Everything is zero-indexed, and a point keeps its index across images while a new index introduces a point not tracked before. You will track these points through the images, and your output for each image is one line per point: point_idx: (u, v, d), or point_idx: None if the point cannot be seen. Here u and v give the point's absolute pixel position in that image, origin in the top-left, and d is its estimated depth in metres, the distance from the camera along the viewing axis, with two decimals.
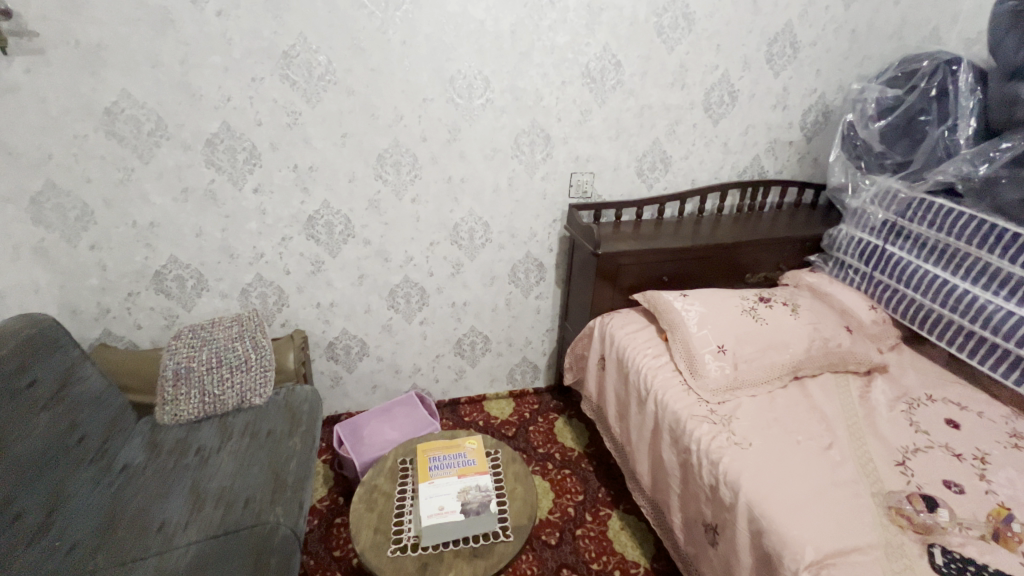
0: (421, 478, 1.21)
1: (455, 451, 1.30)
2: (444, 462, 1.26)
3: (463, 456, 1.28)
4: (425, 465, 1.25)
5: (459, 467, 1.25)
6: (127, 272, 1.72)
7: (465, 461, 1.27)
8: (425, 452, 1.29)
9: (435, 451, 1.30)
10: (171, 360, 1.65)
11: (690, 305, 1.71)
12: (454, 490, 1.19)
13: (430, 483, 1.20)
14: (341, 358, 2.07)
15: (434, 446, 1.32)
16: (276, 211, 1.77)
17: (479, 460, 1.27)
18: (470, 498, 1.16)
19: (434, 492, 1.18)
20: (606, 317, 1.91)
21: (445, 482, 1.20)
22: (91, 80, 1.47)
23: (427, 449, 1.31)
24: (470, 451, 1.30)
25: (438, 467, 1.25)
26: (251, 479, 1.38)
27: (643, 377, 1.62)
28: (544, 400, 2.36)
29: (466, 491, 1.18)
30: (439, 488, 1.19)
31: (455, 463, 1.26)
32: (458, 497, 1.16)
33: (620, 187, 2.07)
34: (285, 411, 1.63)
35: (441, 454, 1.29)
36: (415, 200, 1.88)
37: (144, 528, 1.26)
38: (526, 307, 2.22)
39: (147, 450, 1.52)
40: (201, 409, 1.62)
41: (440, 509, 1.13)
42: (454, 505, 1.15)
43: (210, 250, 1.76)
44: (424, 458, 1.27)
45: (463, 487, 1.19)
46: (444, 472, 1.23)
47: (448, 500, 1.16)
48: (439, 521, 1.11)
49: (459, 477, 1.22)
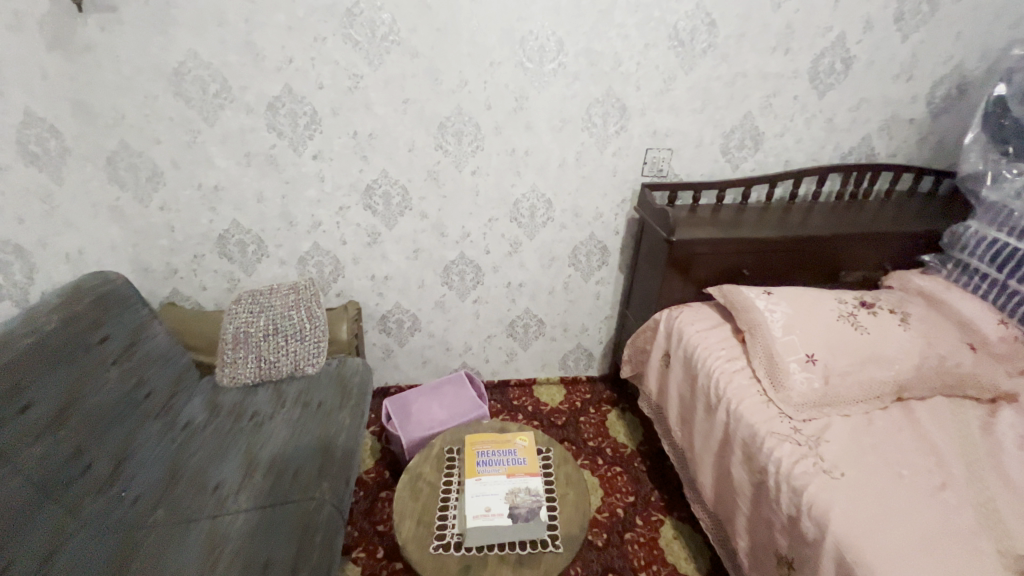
0: (467, 474, 1.13)
1: (503, 447, 1.21)
2: (491, 457, 1.18)
3: (513, 452, 1.19)
4: (472, 459, 1.17)
5: (509, 464, 1.16)
6: (194, 234, 1.75)
7: (515, 460, 1.17)
8: (471, 444, 1.22)
9: (480, 443, 1.22)
10: (232, 323, 1.68)
11: (775, 306, 1.52)
12: (503, 490, 1.10)
13: (477, 479, 1.12)
14: (393, 331, 2.05)
15: (483, 437, 1.25)
16: (335, 179, 1.72)
17: (532, 460, 1.17)
18: (522, 502, 1.07)
19: (479, 491, 1.09)
20: (675, 310, 1.74)
21: (493, 481, 1.12)
22: (160, 38, 1.46)
23: (472, 440, 1.24)
24: (520, 449, 1.21)
25: (484, 461, 1.17)
26: (301, 450, 1.36)
27: (714, 381, 1.46)
28: (597, 389, 2.24)
29: (517, 494, 1.09)
30: (486, 487, 1.10)
31: (504, 459, 1.18)
32: (508, 500, 1.08)
33: (701, 166, 1.86)
34: (336, 383, 1.62)
35: (487, 448, 1.21)
36: (476, 173, 1.78)
37: (200, 488, 1.28)
38: (585, 292, 2.08)
39: (208, 409, 1.56)
40: (256, 374, 1.64)
41: (488, 511, 1.05)
42: (502, 508, 1.06)
43: (270, 216, 1.76)
44: (471, 451, 1.20)
45: (513, 487, 1.10)
46: (492, 470, 1.14)
47: (496, 501, 1.07)
48: (487, 524, 1.03)
49: (508, 477, 1.13)
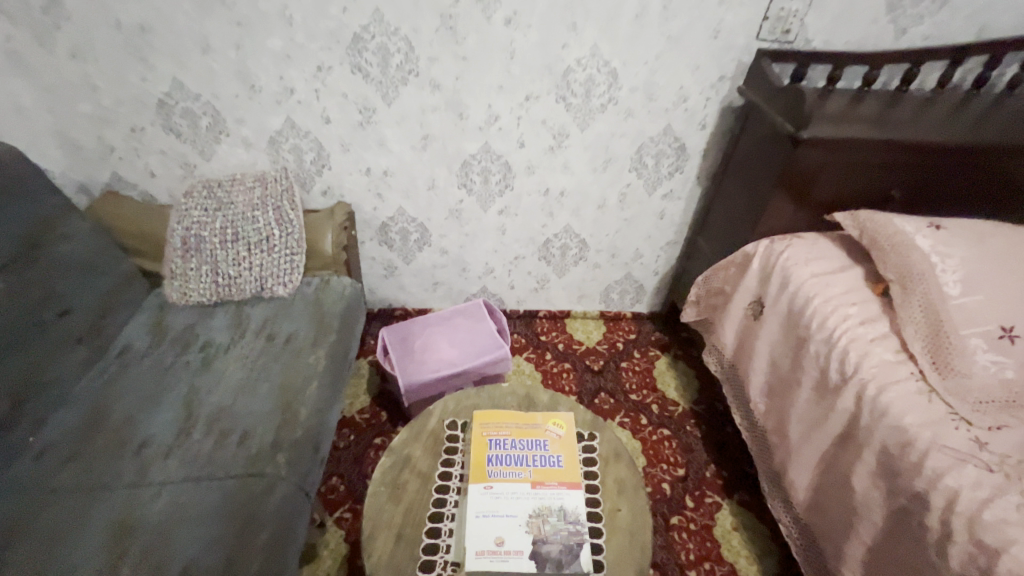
0: (472, 478, 0.81)
1: (527, 436, 0.87)
2: (508, 451, 0.84)
3: (540, 446, 0.86)
4: (480, 453, 0.84)
5: (534, 466, 0.82)
6: (125, 98, 1.29)
7: (546, 460, 0.84)
8: (481, 427, 0.89)
9: (492, 428, 0.88)
10: (179, 224, 1.28)
11: (949, 249, 1.01)
12: (524, 509, 0.77)
13: (489, 488, 0.79)
14: (396, 244, 1.63)
15: (499, 417, 0.91)
16: (308, 23, 1.20)
17: (571, 463, 0.83)
18: (551, 534, 0.74)
19: (487, 507, 0.77)
20: (780, 242, 1.23)
21: (509, 493, 0.79)
22: None
23: (482, 420, 0.90)
24: (551, 442, 0.87)
25: (498, 459, 0.83)
26: (255, 403, 1.02)
27: (839, 353, 1.00)
28: (644, 330, 1.83)
29: (545, 520, 0.76)
30: (498, 502, 0.77)
31: (527, 456, 0.84)
32: (530, 526, 0.75)
33: (848, 28, 1.24)
34: (313, 311, 1.24)
35: (503, 435, 0.87)
36: (511, 22, 1.21)
37: (123, 444, 0.97)
38: (646, 209, 1.58)
39: (152, 333, 1.22)
40: (212, 291, 1.27)
41: (498, 545, 0.72)
42: (520, 542, 0.73)
43: (224, 77, 1.27)
44: (480, 439, 0.87)
45: (538, 504, 0.77)
46: (509, 473, 0.81)
47: (512, 527, 0.75)
48: (496, 567, 0.71)
49: (531, 487, 0.79)
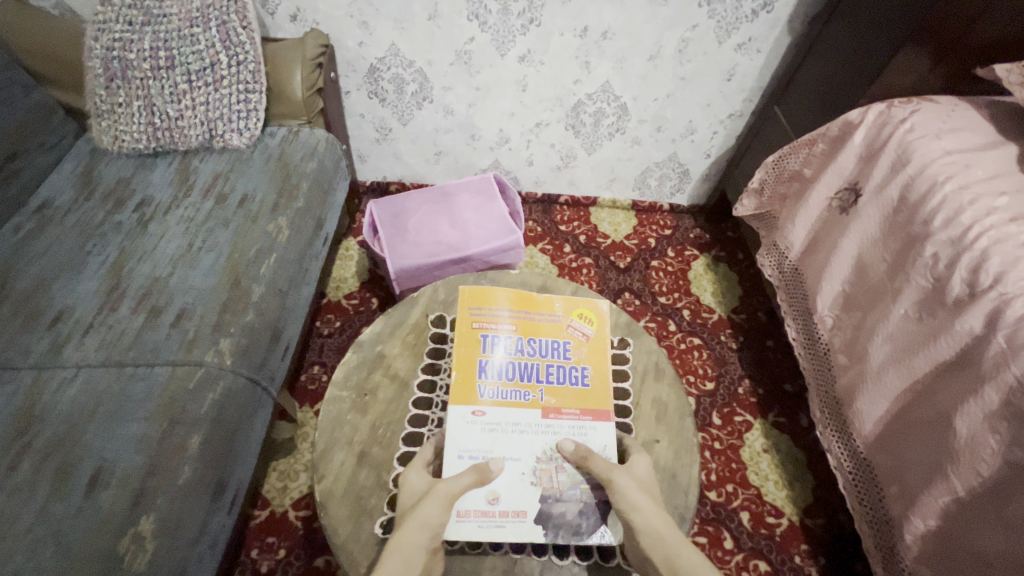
0: (457, 400, 0.62)
1: (538, 335, 0.69)
2: (510, 355, 0.66)
3: (557, 353, 0.67)
4: (471, 359, 0.65)
5: (547, 384, 0.65)
6: None
7: (565, 375, 0.66)
8: (474, 316, 0.68)
9: (490, 320, 0.68)
10: (96, 40, 0.97)
11: None
12: (530, 450, 0.60)
13: (481, 413, 0.62)
14: (389, 98, 1.30)
15: (500, 302, 0.70)
16: None
17: (598, 382, 0.66)
18: (567, 489, 0.58)
19: (477, 446, 0.59)
20: (904, 105, 0.90)
21: (509, 423, 0.61)
22: None
23: (473, 305, 0.69)
24: (573, 346, 0.68)
25: (496, 370, 0.65)
26: (198, 277, 0.81)
27: (971, 258, 0.74)
28: (682, 225, 1.55)
29: (560, 468, 0.59)
30: (493, 438, 0.60)
31: (538, 365, 0.66)
32: (537, 477, 0.59)
33: None
34: (276, 169, 0.98)
35: (505, 333, 0.68)
36: None
37: (33, 315, 0.77)
38: (712, 64, 1.21)
39: (79, 184, 0.98)
40: (150, 136, 1.00)
41: (492, 505, 0.57)
42: (521, 505, 0.57)
43: None
44: (472, 335, 0.67)
45: (553, 444, 0.61)
46: (511, 394, 0.63)
47: (513, 476, 0.58)
48: (488, 534, 0.55)
49: (542, 416, 0.62)
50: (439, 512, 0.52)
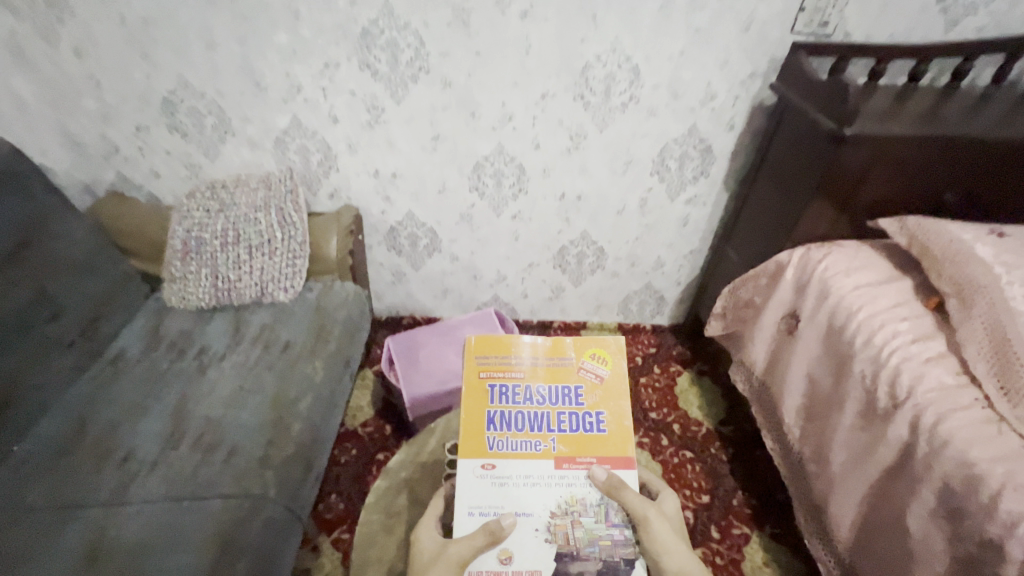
0: (469, 453, 0.66)
1: (547, 383, 0.72)
2: (520, 405, 0.70)
3: (570, 400, 0.70)
4: (480, 412, 0.69)
5: (558, 432, 0.68)
6: (130, 96, 1.25)
7: (579, 423, 0.69)
8: (481, 365, 0.72)
9: (498, 369, 0.72)
10: (180, 225, 1.23)
11: (1014, 258, 0.91)
12: (542, 505, 0.64)
13: (493, 466, 0.66)
14: (405, 250, 1.57)
15: (507, 350, 0.73)
16: (315, 17, 1.15)
17: (612, 426, 0.69)
18: (585, 547, 0.62)
19: (487, 502, 0.64)
20: (818, 250, 1.13)
21: (520, 475, 0.65)
22: None
23: (481, 355, 0.72)
24: (585, 392, 0.71)
25: (506, 421, 0.69)
26: (246, 416, 0.96)
27: (888, 374, 0.90)
28: (665, 344, 1.72)
29: (576, 523, 0.63)
30: (504, 491, 0.65)
31: (548, 414, 0.69)
32: (551, 533, 0.62)
33: (892, 20, 1.15)
34: (313, 318, 1.18)
35: (514, 381, 0.71)
36: (527, 15, 1.15)
37: (104, 457, 0.90)
38: (668, 215, 1.49)
39: (147, 337, 1.17)
40: (212, 296, 1.22)
41: (504, 565, 0.61)
42: (535, 564, 0.61)
43: (229, 74, 1.22)
44: (481, 386, 0.71)
45: (566, 496, 0.64)
46: (522, 444, 0.67)
47: (526, 532, 0.62)
48: None
49: (556, 466, 0.66)
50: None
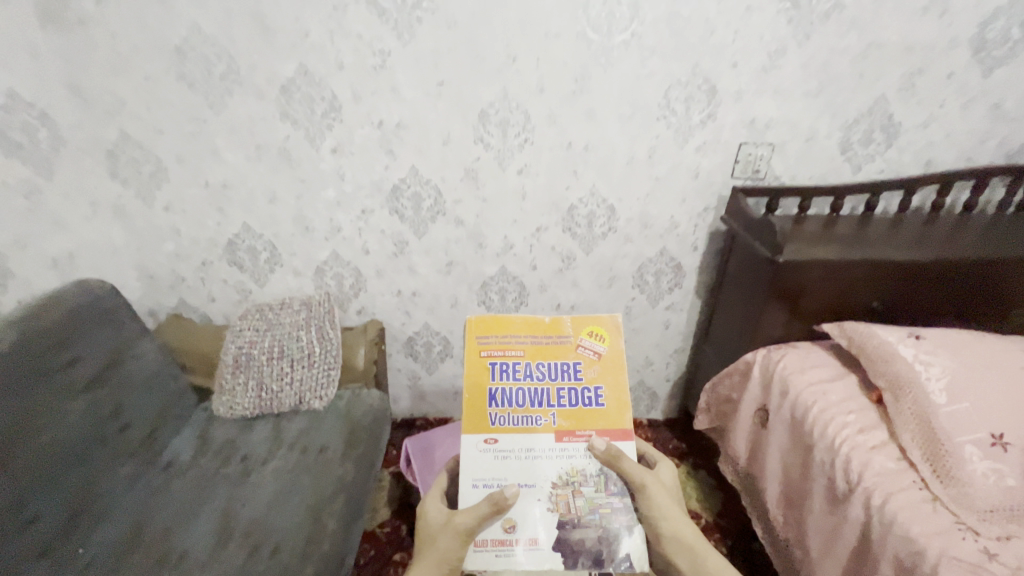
0: (477, 428, 0.76)
1: (548, 358, 0.79)
2: (521, 381, 0.78)
3: (569, 376, 0.78)
4: (486, 390, 0.78)
5: (558, 406, 0.77)
6: (201, 239, 1.54)
7: (577, 396, 0.78)
8: (485, 344, 0.79)
9: (502, 348, 0.79)
10: (233, 343, 1.45)
11: (932, 357, 1.10)
12: (542, 477, 0.74)
13: (500, 437, 0.76)
14: (421, 356, 1.77)
15: (510, 330, 0.80)
16: (357, 177, 1.46)
17: (608, 399, 0.78)
18: (585, 513, 0.73)
19: (490, 475, 0.75)
20: (776, 351, 1.33)
21: (523, 447, 0.76)
22: (160, 10, 1.25)
23: (485, 336, 0.80)
24: (584, 367, 0.79)
25: (510, 397, 0.78)
26: (287, 516, 1.09)
27: (841, 462, 1.05)
28: (661, 437, 1.85)
29: (577, 494, 0.74)
30: (508, 462, 0.75)
31: (549, 389, 0.78)
32: (554, 504, 0.73)
33: (810, 167, 1.46)
34: (344, 423, 1.35)
35: (516, 360, 0.79)
36: (523, 171, 1.46)
37: (161, 558, 1.03)
38: (651, 320, 1.71)
39: (197, 445, 1.33)
40: (256, 405, 1.39)
41: (508, 533, 0.72)
42: (539, 532, 0.72)
43: (284, 220, 1.52)
44: (486, 365, 0.79)
45: (567, 468, 0.75)
46: (524, 418, 0.77)
47: (530, 501, 0.73)
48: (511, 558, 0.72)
49: (556, 439, 0.76)
50: (449, 545, 0.71)
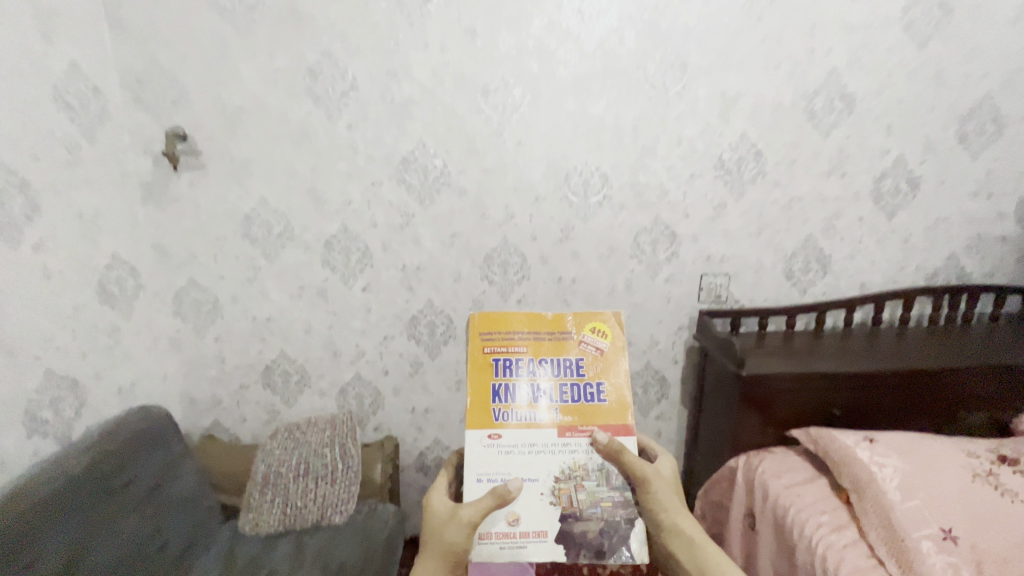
0: (494, 420, 1.09)
1: (547, 355, 1.15)
2: (525, 380, 1.13)
3: (571, 373, 1.14)
4: (508, 381, 1.13)
5: (560, 402, 1.11)
6: (241, 365, 1.76)
7: (575, 394, 1.12)
8: (502, 342, 1.15)
9: (517, 346, 1.16)
10: (263, 462, 1.58)
11: (885, 458, 1.25)
12: (543, 471, 1.06)
13: (512, 426, 1.09)
14: (431, 470, 1.89)
15: (522, 331, 1.17)
16: (381, 310, 1.73)
17: (601, 396, 1.12)
18: (588, 505, 1.04)
19: (497, 470, 1.06)
20: (755, 457, 1.47)
21: (530, 440, 1.08)
22: (237, 189, 1.61)
23: (506, 335, 1.16)
24: (583, 365, 1.15)
25: (521, 393, 1.12)
26: None
27: (820, 562, 1.15)
28: None
29: (577, 491, 1.05)
30: (514, 453, 1.07)
31: (549, 385, 1.13)
32: (557, 500, 1.04)
33: (763, 291, 1.73)
34: (362, 539, 1.45)
35: (527, 358, 1.15)
36: (522, 301, 1.73)
37: None
38: (643, 429, 1.86)
39: (222, 564, 1.41)
40: (281, 521, 1.50)
41: (513, 525, 1.02)
42: (544, 526, 1.02)
43: (316, 347, 1.75)
44: (507, 359, 1.15)
45: (569, 463, 1.07)
46: (534, 412, 1.10)
47: (534, 495, 1.04)
48: (522, 548, 1.01)
49: (559, 432, 1.09)
50: (456, 534, 0.97)
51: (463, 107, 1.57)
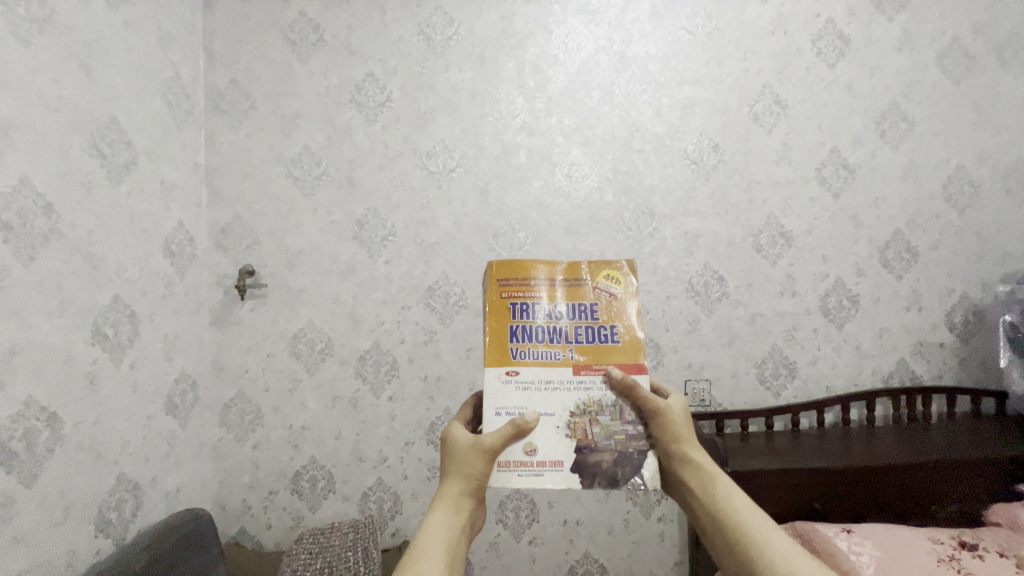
0: (506, 360, 1.00)
1: (562, 299, 1.04)
2: (541, 320, 1.02)
3: (585, 318, 1.03)
4: (515, 327, 1.01)
5: (575, 343, 1.01)
6: (273, 471, 1.92)
7: (592, 335, 1.02)
8: (511, 288, 1.04)
9: (526, 290, 1.04)
10: (288, 565, 1.65)
11: (862, 547, 1.38)
12: (558, 406, 0.97)
13: (525, 366, 0.99)
14: None
15: (531, 275, 1.04)
16: (404, 417, 1.94)
17: (619, 338, 1.02)
18: (602, 438, 0.96)
19: (513, 405, 0.98)
20: None
21: (544, 378, 0.99)
22: (290, 313, 1.93)
23: (512, 282, 1.04)
24: (598, 309, 1.03)
25: (533, 337, 1.01)
26: None
27: None
28: None
29: (593, 423, 0.97)
30: (530, 393, 0.98)
31: (566, 326, 1.02)
32: (571, 431, 0.96)
33: (742, 395, 1.96)
34: None
35: (537, 302, 1.03)
36: None
37: None
38: (648, 531, 1.95)
39: None
40: None
41: (530, 454, 0.95)
42: (558, 457, 0.95)
43: (343, 453, 1.93)
44: (513, 305, 1.02)
45: (584, 399, 0.98)
46: (547, 352, 1.00)
47: (550, 429, 0.96)
48: (537, 479, 0.94)
49: (574, 371, 1.00)
50: (476, 459, 0.91)
51: (478, 247, 1.95)
